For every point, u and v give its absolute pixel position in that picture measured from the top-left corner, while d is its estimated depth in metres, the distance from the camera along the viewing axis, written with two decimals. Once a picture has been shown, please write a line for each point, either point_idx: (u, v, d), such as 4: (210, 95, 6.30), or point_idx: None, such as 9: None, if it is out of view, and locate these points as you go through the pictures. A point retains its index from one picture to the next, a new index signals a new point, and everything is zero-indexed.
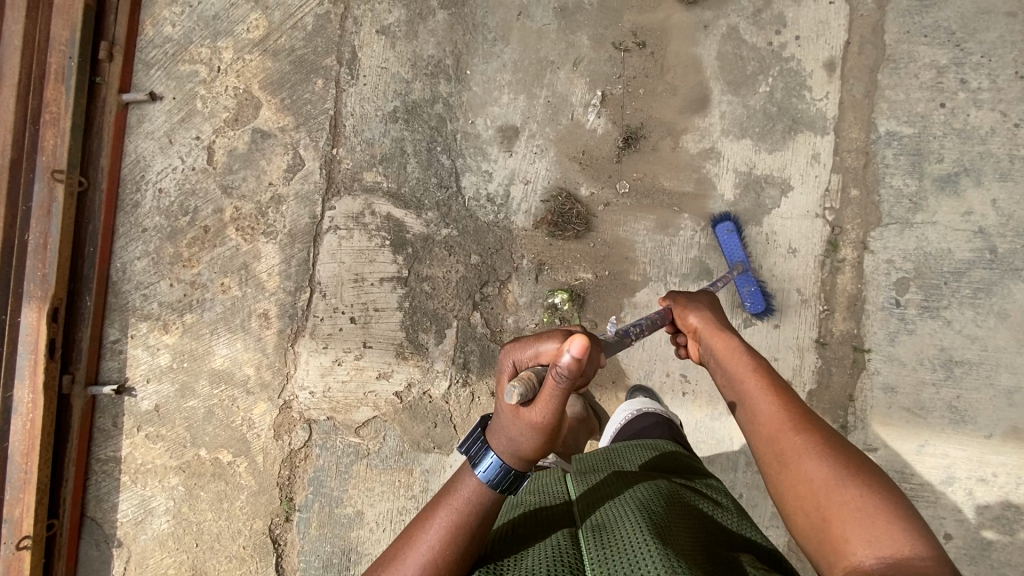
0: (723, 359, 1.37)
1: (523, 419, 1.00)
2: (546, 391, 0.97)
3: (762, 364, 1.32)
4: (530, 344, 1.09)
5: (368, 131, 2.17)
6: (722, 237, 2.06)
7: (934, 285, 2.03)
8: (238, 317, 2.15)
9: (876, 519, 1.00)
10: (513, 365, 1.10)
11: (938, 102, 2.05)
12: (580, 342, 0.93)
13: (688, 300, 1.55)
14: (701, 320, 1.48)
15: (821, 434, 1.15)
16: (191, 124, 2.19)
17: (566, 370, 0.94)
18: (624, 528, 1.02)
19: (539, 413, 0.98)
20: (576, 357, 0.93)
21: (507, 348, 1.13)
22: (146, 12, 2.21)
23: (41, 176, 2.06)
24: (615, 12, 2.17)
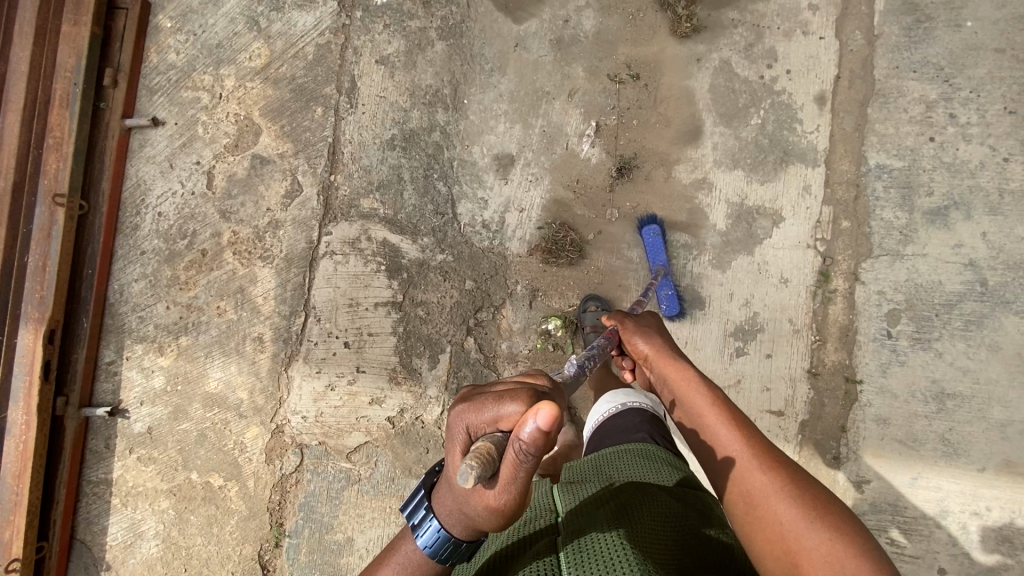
0: (678, 388, 1.44)
1: (481, 497, 0.87)
2: (509, 472, 0.83)
3: (718, 395, 1.39)
4: (484, 404, 0.89)
5: (366, 158, 2.20)
6: (648, 240, 2.11)
7: (926, 316, 2.04)
8: (233, 341, 2.17)
9: (844, 563, 1.06)
10: (463, 429, 0.90)
11: (927, 136, 2.08)
12: (547, 412, 0.80)
13: (636, 325, 1.61)
14: (652, 346, 1.55)
15: (786, 473, 1.21)
16: (192, 149, 2.22)
17: (530, 445, 0.81)
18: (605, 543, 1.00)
19: (503, 493, 0.85)
20: (544, 432, 0.80)
21: (456, 411, 0.92)
22: (151, 39, 2.26)
23: (42, 200, 2.09)
24: (609, 45, 2.22)
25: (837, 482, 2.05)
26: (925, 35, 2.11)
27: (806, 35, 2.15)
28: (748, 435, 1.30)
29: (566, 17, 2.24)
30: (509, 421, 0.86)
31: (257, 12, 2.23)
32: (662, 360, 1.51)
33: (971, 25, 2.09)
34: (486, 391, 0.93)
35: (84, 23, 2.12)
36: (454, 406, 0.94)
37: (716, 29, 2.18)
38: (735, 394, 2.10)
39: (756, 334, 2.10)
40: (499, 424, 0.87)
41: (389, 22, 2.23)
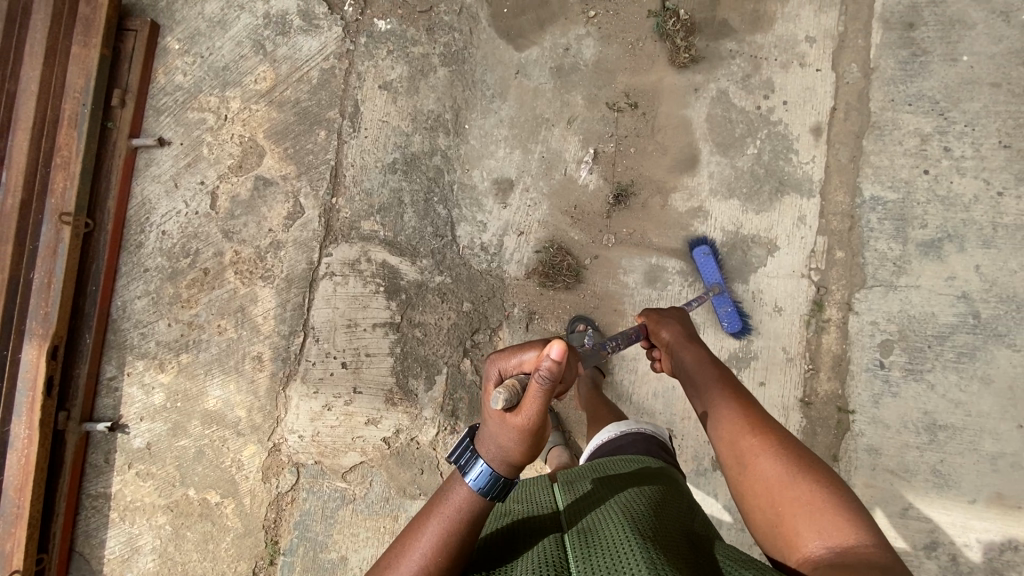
0: (691, 366, 1.57)
1: (508, 424, 1.04)
2: (529, 397, 1.00)
3: (727, 372, 1.52)
4: (515, 352, 1.12)
5: (367, 181, 2.24)
6: (699, 259, 2.12)
7: (918, 348, 2.06)
8: (232, 359, 2.20)
9: (824, 510, 1.14)
10: (496, 372, 1.13)
11: (921, 169, 2.10)
12: (558, 346, 0.96)
13: (660, 316, 1.75)
14: (672, 334, 1.68)
15: (778, 436, 1.31)
16: (197, 169, 2.26)
17: (547, 373, 0.97)
18: (606, 529, 1.06)
19: (524, 418, 1.01)
20: (556, 360, 0.96)
21: (493, 358, 1.16)
22: (159, 61, 2.30)
23: (49, 218, 2.13)
24: (609, 73, 2.26)
25: None
26: (921, 68, 2.13)
27: (802, 67, 2.18)
28: (745, 405, 1.41)
29: (567, 46, 2.28)
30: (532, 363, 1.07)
31: (263, 36, 2.27)
32: (680, 345, 1.65)
33: (967, 59, 2.11)
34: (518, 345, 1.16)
35: (94, 45, 2.16)
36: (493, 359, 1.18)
37: (714, 60, 2.22)
38: None
39: (750, 361, 2.12)
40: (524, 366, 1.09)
41: (393, 48, 2.28)
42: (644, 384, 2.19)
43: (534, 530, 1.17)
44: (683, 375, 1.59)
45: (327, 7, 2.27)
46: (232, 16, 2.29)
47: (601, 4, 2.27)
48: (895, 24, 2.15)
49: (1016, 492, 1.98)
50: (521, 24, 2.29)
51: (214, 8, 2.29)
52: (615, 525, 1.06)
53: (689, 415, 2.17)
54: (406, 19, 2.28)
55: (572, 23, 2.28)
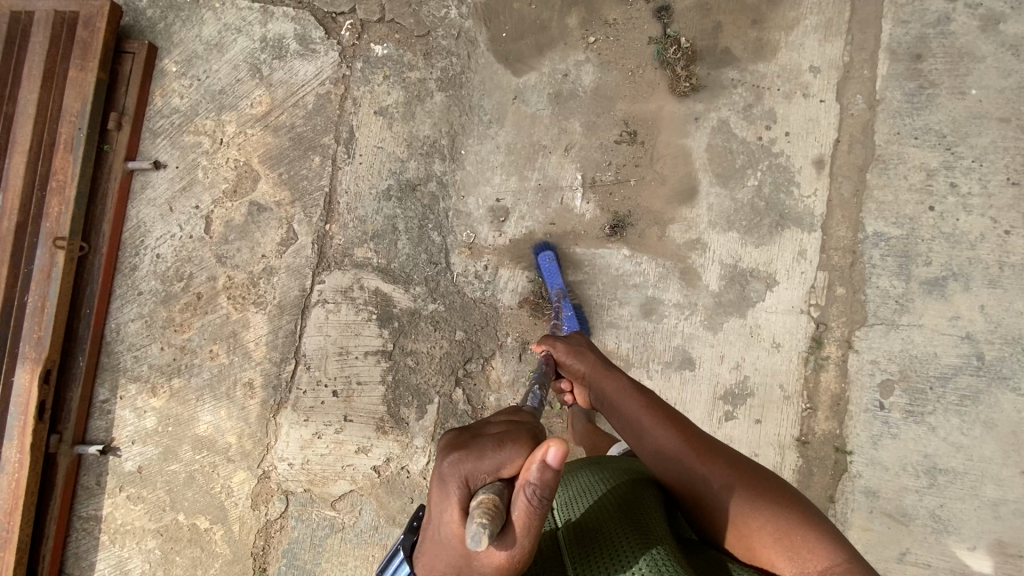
0: (615, 399, 1.46)
1: (481, 558, 0.76)
2: (522, 523, 0.75)
3: (650, 399, 1.44)
4: (483, 451, 0.79)
5: (361, 208, 2.22)
6: (544, 265, 2.13)
7: (919, 389, 2.01)
8: (224, 385, 2.19)
9: (790, 537, 1.18)
10: (458, 485, 0.77)
11: (926, 205, 2.05)
12: (558, 448, 0.74)
13: (567, 345, 1.58)
14: (586, 363, 1.54)
15: (726, 462, 1.31)
16: (192, 194, 2.26)
17: (543, 488, 0.74)
18: (610, 528, 1.14)
19: (512, 551, 0.76)
20: (554, 468, 0.74)
21: (441, 458, 0.81)
22: (157, 83, 2.31)
23: (44, 242, 2.14)
24: (608, 101, 2.22)
25: None
26: (928, 101, 2.07)
27: (806, 97, 2.13)
28: (683, 432, 1.36)
29: (565, 71, 2.25)
30: (513, 469, 0.78)
31: (260, 60, 2.26)
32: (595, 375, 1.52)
33: (976, 92, 2.05)
34: (481, 435, 0.83)
35: (91, 69, 2.16)
36: (439, 457, 0.81)
37: (716, 89, 2.18)
38: None
39: (744, 396, 2.09)
40: (503, 472, 0.77)
41: (389, 73, 2.25)
42: None
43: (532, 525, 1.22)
44: (608, 408, 1.48)
45: (324, 31, 2.26)
46: (229, 40, 2.28)
47: (601, 30, 2.24)
48: (902, 55, 2.10)
49: (1018, 540, 1.93)
50: (520, 49, 2.27)
51: (212, 31, 2.30)
52: (621, 533, 1.12)
53: None
54: (403, 43, 2.26)
55: (572, 48, 2.25)
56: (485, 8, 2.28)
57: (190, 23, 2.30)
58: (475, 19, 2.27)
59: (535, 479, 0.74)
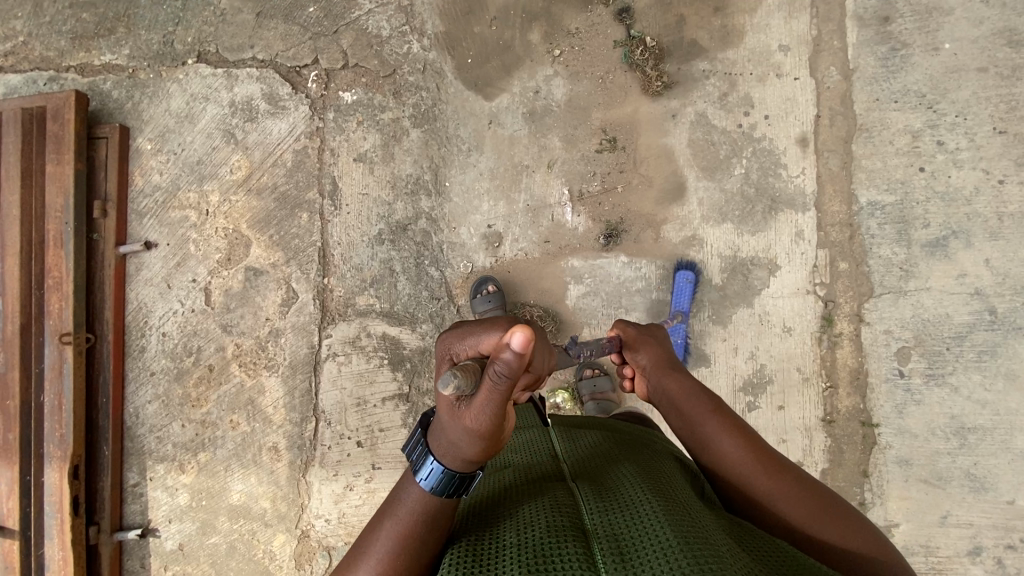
0: (678, 397, 1.38)
1: (461, 418, 0.97)
2: (485, 394, 0.91)
3: (715, 399, 1.36)
4: (467, 335, 1.03)
5: (356, 257, 2.22)
6: (677, 284, 2.11)
7: (936, 351, 2.00)
8: (249, 453, 2.20)
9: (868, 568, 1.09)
10: (448, 356, 1.04)
11: (916, 167, 2.04)
12: (522, 333, 0.85)
13: (638, 331, 1.50)
14: (650, 357, 1.45)
15: (795, 477, 1.23)
16: (187, 268, 2.26)
17: (507, 369, 0.89)
18: (627, 493, 1.04)
19: (480, 417, 0.95)
20: (518, 352, 0.87)
21: (450, 335, 1.05)
22: (134, 163, 2.31)
23: (50, 340, 2.15)
24: (583, 111, 2.22)
25: None
26: (903, 62, 2.05)
27: (780, 77, 2.12)
28: (751, 442, 1.29)
29: (536, 88, 2.24)
30: (488, 346, 0.98)
31: (232, 125, 2.26)
32: (660, 371, 1.44)
33: (950, 46, 2.03)
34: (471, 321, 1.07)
35: (68, 161, 2.16)
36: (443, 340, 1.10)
37: (688, 83, 2.16)
38: None
39: (763, 385, 2.09)
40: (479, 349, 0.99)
41: (362, 118, 2.25)
42: None
43: (536, 474, 1.20)
44: (668, 406, 1.40)
45: (291, 87, 2.26)
46: (198, 109, 2.28)
47: (565, 41, 2.23)
48: (870, 20, 2.08)
49: None
50: (487, 73, 2.26)
51: (180, 103, 2.29)
52: (633, 486, 1.08)
53: None
54: (371, 86, 2.25)
55: (539, 64, 2.24)
56: (446, 37, 2.27)
57: (157, 98, 2.31)
58: (438, 49, 2.27)
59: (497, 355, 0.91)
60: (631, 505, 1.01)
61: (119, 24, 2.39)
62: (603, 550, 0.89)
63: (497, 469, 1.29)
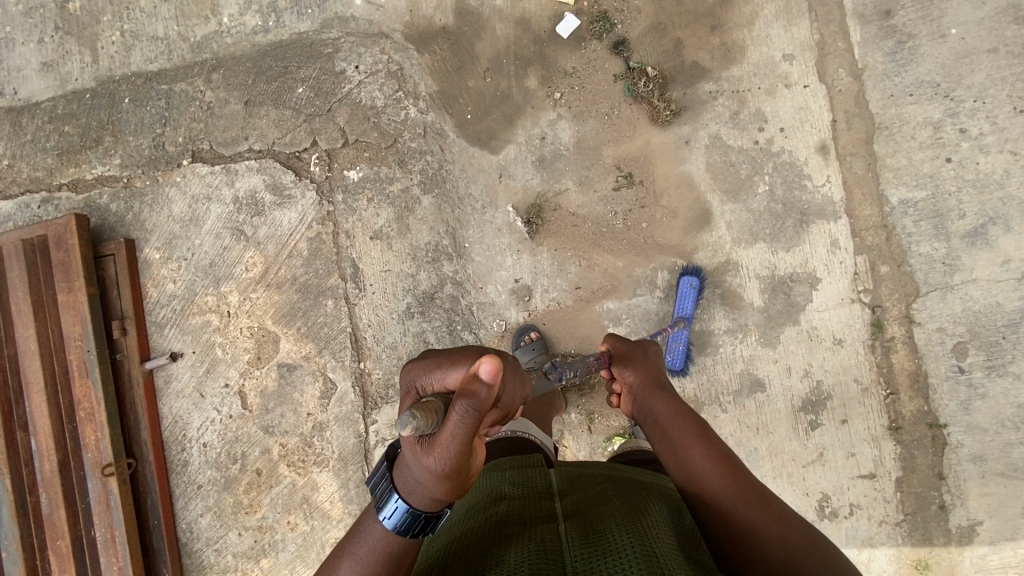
0: (663, 416, 1.53)
1: (427, 458, 0.94)
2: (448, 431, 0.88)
3: (699, 421, 1.49)
4: (433, 366, 1.02)
5: (388, 335, 2.16)
6: (682, 288, 2.06)
7: (993, 342, 1.96)
8: (313, 552, 2.15)
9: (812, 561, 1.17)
10: (414, 389, 1.03)
11: (943, 158, 1.99)
12: (487, 362, 0.88)
13: (630, 350, 1.68)
14: (637, 376, 1.62)
15: (761, 498, 1.32)
16: (218, 374, 2.20)
17: (471, 400, 0.87)
18: (612, 539, 1.06)
19: (443, 457, 0.92)
20: (484, 380, 0.88)
21: (412, 373, 1.05)
22: (146, 274, 2.24)
23: (91, 473, 2.10)
24: (594, 150, 2.16)
25: (949, 530, 2.00)
26: (912, 54, 2.01)
27: (789, 87, 2.07)
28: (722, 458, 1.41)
29: (542, 134, 2.18)
30: (455, 379, 0.96)
31: (240, 221, 2.20)
32: (646, 390, 1.60)
33: (957, 31, 1.99)
34: (437, 355, 1.06)
35: (79, 288, 2.10)
36: (407, 373, 1.08)
37: (697, 107, 2.11)
38: (822, 467, 2.06)
39: (822, 401, 2.05)
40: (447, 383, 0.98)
41: (372, 194, 2.19)
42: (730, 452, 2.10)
43: (526, 514, 1.20)
44: (654, 425, 1.53)
45: (294, 174, 2.20)
46: (202, 210, 2.22)
47: (563, 81, 2.17)
48: (871, 16, 2.03)
49: None
50: (489, 126, 2.20)
51: (182, 207, 2.23)
52: (619, 529, 1.09)
53: (779, 472, 2.08)
54: (375, 159, 2.20)
55: (540, 109, 2.18)
56: (442, 96, 2.21)
57: (158, 205, 2.25)
58: (435, 110, 2.21)
59: (463, 389, 0.88)
60: (613, 552, 1.02)
61: (105, 132, 2.32)
62: None
63: (492, 503, 1.28)
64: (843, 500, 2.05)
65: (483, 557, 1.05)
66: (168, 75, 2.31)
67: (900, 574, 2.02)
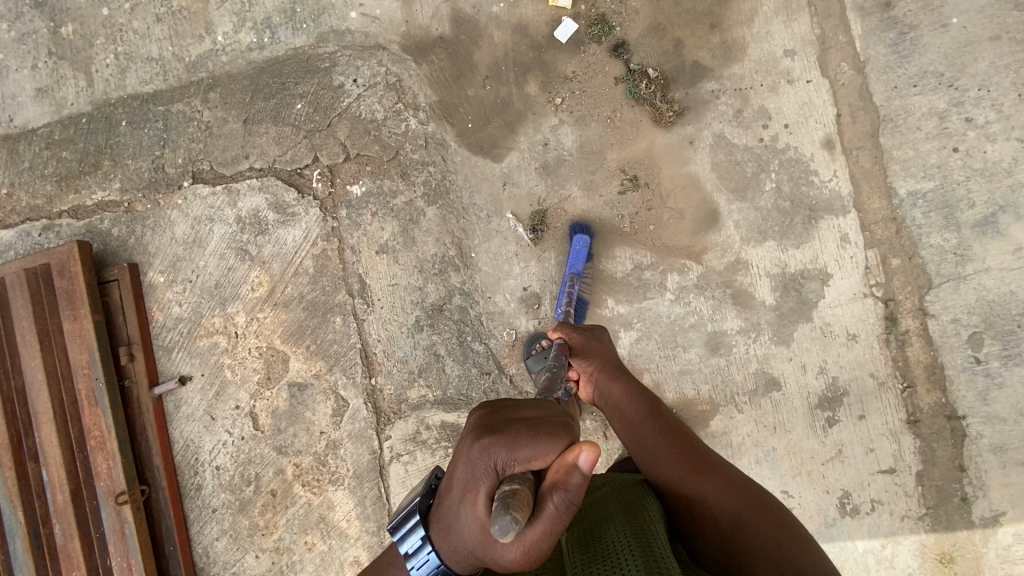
0: (622, 403, 1.46)
1: (500, 548, 0.84)
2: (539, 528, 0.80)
3: (655, 406, 1.44)
4: (517, 441, 0.87)
5: (399, 349, 2.14)
6: (574, 248, 2.07)
7: (1008, 331, 1.95)
8: (332, 571, 2.13)
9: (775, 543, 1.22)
10: (491, 469, 0.86)
11: (949, 148, 1.98)
12: (591, 455, 0.82)
13: (586, 340, 1.57)
14: (597, 362, 1.51)
15: (719, 476, 1.33)
16: (228, 395, 2.18)
17: (571, 495, 0.82)
18: (610, 539, 1.07)
19: (530, 551, 0.82)
20: (585, 474, 0.83)
21: (482, 442, 0.89)
22: (151, 299, 2.22)
23: (105, 501, 2.07)
24: (598, 154, 2.14)
25: (973, 522, 1.98)
26: (914, 45, 2.00)
27: (792, 83, 2.05)
28: (679, 441, 1.38)
29: (544, 140, 2.16)
30: (548, 463, 0.86)
31: (244, 241, 2.18)
32: (604, 375, 1.50)
33: (958, 20, 1.97)
34: (514, 423, 0.91)
35: (85, 315, 2.07)
36: (471, 441, 0.90)
37: (700, 106, 2.10)
38: (841, 464, 2.04)
39: (839, 398, 2.03)
40: (532, 465, 0.86)
41: (376, 208, 2.18)
42: (748, 452, 2.08)
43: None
44: (614, 413, 1.46)
45: (297, 191, 2.19)
46: (205, 231, 2.20)
47: (564, 86, 2.15)
48: (871, 8, 2.02)
49: None
50: (491, 134, 2.18)
51: (185, 229, 2.21)
52: (616, 528, 1.10)
53: (799, 471, 2.06)
54: (377, 173, 2.18)
55: (542, 115, 2.16)
56: (442, 106, 2.20)
57: (160, 228, 2.23)
58: (436, 120, 2.19)
59: (559, 480, 0.82)
60: (612, 553, 1.03)
61: (103, 156, 2.30)
62: None
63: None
64: (864, 496, 2.03)
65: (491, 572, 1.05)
66: (164, 96, 2.29)
67: (925, 568, 2.00)
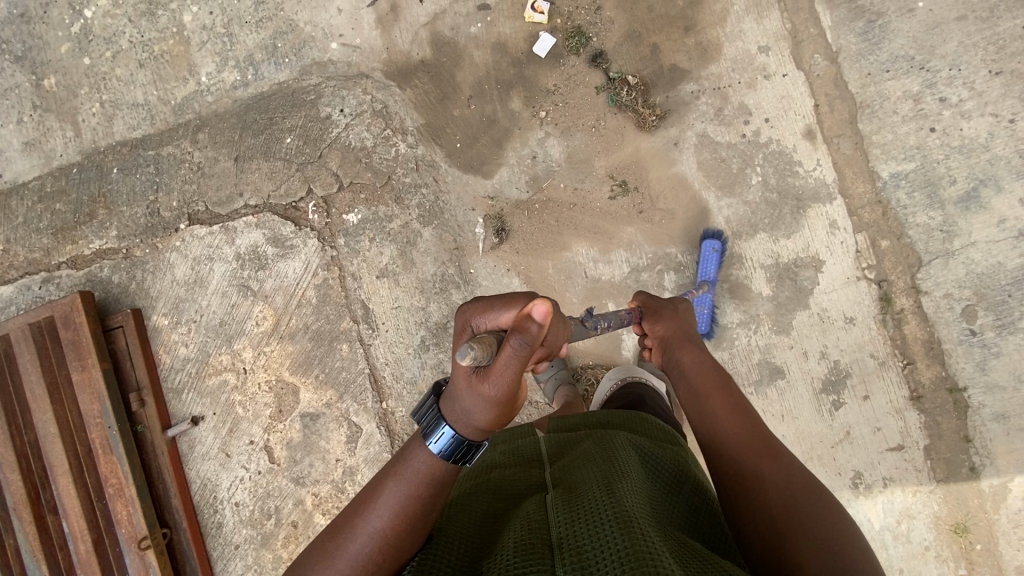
0: (688, 371, 1.50)
1: (476, 390, 0.94)
2: (499, 364, 0.90)
3: (725, 380, 1.45)
4: (488, 306, 1.03)
5: (407, 371, 2.17)
6: (705, 253, 2.07)
7: (1000, 301, 2.00)
8: None
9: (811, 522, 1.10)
10: (468, 327, 1.04)
11: (926, 129, 2.03)
12: (545, 305, 0.87)
13: (659, 306, 1.64)
14: (668, 328, 1.59)
15: (776, 453, 1.26)
16: (241, 431, 2.19)
17: (524, 336, 0.88)
18: (586, 497, 1.02)
19: (495, 387, 0.92)
20: (540, 321, 0.88)
21: (468, 310, 1.07)
22: (157, 342, 2.24)
23: (128, 547, 2.08)
24: (586, 162, 2.18)
25: (983, 491, 2.02)
26: (883, 32, 2.05)
27: (769, 78, 2.10)
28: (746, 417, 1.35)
29: (533, 153, 2.19)
30: (510, 318, 0.99)
31: (245, 277, 2.21)
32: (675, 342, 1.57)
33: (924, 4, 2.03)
34: (491, 296, 1.07)
35: (92, 366, 2.09)
36: (460, 313, 1.09)
37: (681, 108, 2.14)
38: (850, 445, 2.08)
39: (842, 381, 2.07)
40: (500, 322, 1.00)
41: (373, 233, 2.21)
42: None
43: (516, 485, 1.18)
44: (680, 378, 1.51)
45: (293, 224, 2.21)
46: (206, 271, 2.22)
47: (547, 100, 2.19)
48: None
49: None
50: (479, 151, 2.21)
51: (185, 270, 2.23)
52: (595, 485, 1.05)
53: (811, 456, 2.10)
54: (371, 200, 2.21)
55: (528, 129, 2.20)
56: (429, 128, 2.23)
57: (160, 271, 2.25)
58: (424, 143, 2.23)
59: (516, 325, 0.90)
60: (593, 511, 0.98)
61: (97, 205, 2.32)
62: (566, 566, 0.88)
63: (484, 473, 1.27)
64: (876, 475, 2.07)
65: (477, 539, 1.02)
66: (153, 140, 2.32)
67: (941, 541, 2.04)
